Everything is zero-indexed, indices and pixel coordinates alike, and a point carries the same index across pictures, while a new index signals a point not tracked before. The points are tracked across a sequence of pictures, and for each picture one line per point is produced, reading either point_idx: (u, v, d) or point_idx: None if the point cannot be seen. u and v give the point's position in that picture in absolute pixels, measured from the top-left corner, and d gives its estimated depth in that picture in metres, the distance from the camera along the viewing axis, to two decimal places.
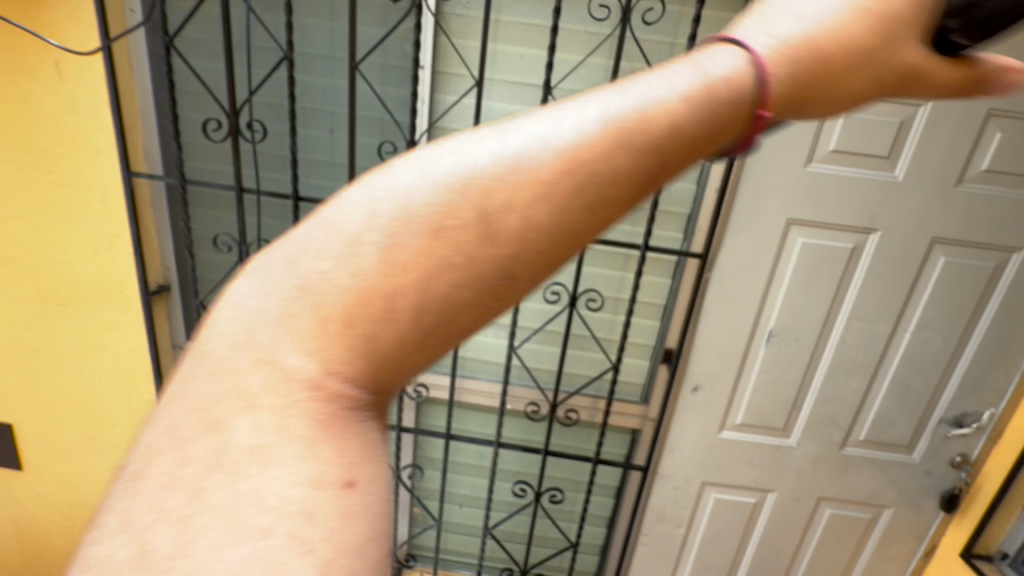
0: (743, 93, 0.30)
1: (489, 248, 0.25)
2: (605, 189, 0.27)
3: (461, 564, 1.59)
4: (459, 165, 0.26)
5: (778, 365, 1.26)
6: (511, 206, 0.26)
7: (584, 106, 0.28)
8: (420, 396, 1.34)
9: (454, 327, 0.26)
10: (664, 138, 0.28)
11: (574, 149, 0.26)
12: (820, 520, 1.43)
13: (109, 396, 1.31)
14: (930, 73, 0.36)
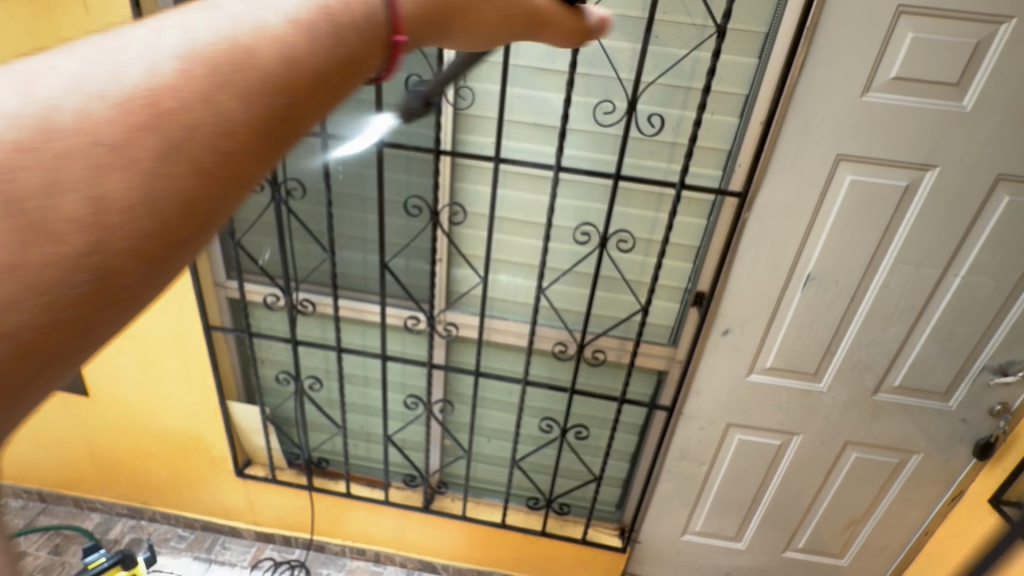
0: (358, 20, 0.38)
1: (47, 247, 0.27)
2: (217, 142, 0.31)
3: (489, 491, 1.68)
4: (17, 119, 0.27)
5: (814, 309, 1.23)
6: (61, 185, 0.27)
7: (158, 41, 0.32)
8: (451, 335, 1.37)
9: (50, 340, 0.28)
10: (276, 68, 0.33)
11: (150, 93, 0.30)
12: (845, 463, 1.43)
13: (166, 328, 1.41)
14: (553, 18, 0.51)
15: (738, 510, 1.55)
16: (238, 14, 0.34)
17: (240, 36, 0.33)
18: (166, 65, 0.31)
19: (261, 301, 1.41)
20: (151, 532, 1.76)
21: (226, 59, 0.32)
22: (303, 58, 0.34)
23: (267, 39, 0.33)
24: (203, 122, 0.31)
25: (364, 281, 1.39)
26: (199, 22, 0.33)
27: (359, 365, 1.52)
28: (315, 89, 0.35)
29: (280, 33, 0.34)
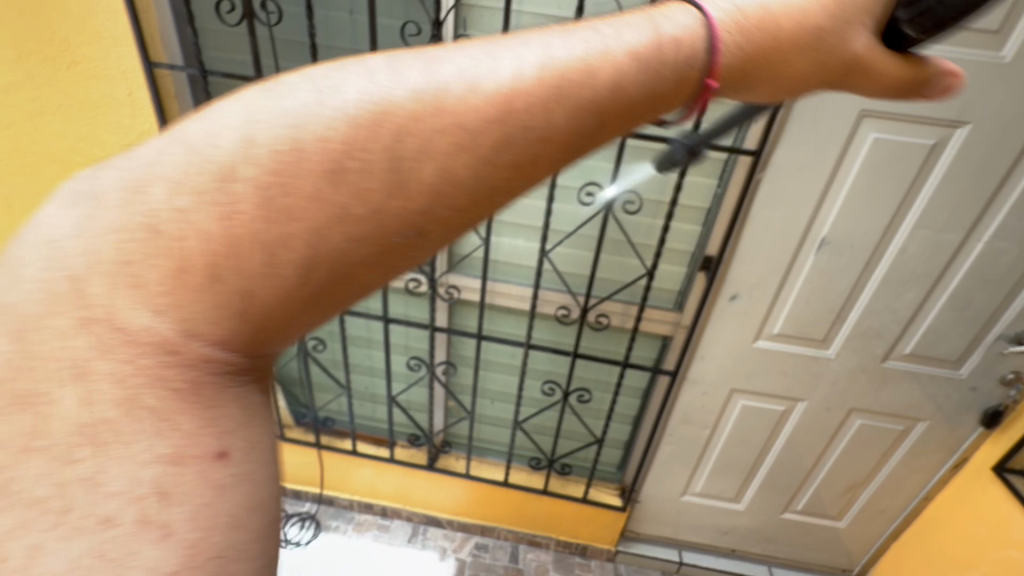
0: (687, 58, 0.37)
1: (397, 200, 0.29)
2: (535, 147, 0.32)
3: (493, 451, 1.71)
4: (414, 92, 0.30)
5: (827, 275, 1.19)
6: (426, 152, 0.30)
7: (527, 51, 0.33)
8: (452, 298, 1.35)
9: (344, 289, 0.30)
10: (603, 94, 0.34)
11: (506, 94, 0.31)
12: (849, 430, 1.43)
13: None
14: (874, 69, 0.46)
15: (738, 473, 1.57)
16: (596, 40, 0.35)
17: (593, 55, 0.34)
18: (526, 72, 0.32)
19: None
20: None
21: (565, 74, 0.33)
22: (629, 85, 0.34)
23: (609, 61, 0.34)
24: (534, 128, 0.32)
25: None
26: (559, 39, 0.34)
27: (361, 326, 1.51)
28: (626, 118, 0.35)
29: (622, 56, 0.34)
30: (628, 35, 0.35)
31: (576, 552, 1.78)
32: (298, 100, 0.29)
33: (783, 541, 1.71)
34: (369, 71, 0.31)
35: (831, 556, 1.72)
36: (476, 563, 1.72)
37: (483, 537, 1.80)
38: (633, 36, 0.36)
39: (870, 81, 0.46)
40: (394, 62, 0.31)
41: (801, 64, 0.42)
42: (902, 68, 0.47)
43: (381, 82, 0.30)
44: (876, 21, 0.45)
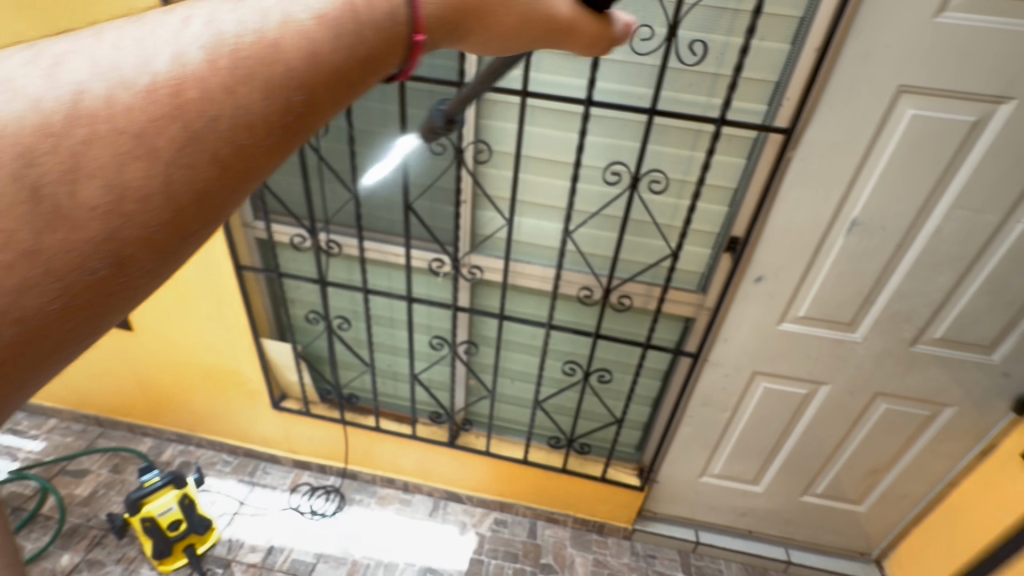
0: (377, 24, 0.43)
1: (63, 234, 0.32)
2: (234, 132, 0.37)
3: (512, 430, 1.74)
4: (56, 102, 0.33)
5: (856, 257, 1.17)
6: (89, 171, 0.33)
7: (185, 34, 0.37)
8: (475, 278, 1.36)
9: (46, 332, 0.33)
10: (296, 67, 0.39)
11: (176, 84, 0.35)
12: (872, 414, 1.42)
13: (198, 265, 1.45)
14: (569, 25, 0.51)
15: (758, 456, 1.57)
16: (263, 11, 0.40)
17: (268, 28, 0.39)
18: (194, 55, 0.36)
19: (288, 242, 1.42)
20: (199, 456, 1.90)
21: (247, 54, 0.38)
22: (324, 54, 0.40)
23: (295, 33, 0.39)
24: (225, 114, 0.37)
25: (389, 224, 1.38)
26: (225, 18, 0.39)
27: (386, 306, 1.54)
28: (332, 81, 0.41)
29: (309, 28, 0.40)
30: (308, 4, 0.41)
31: (593, 529, 1.81)
32: None
33: (803, 524, 1.72)
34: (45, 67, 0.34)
35: (851, 539, 1.72)
36: (495, 537, 1.77)
37: (502, 513, 1.84)
38: (316, 3, 0.41)
39: (571, 36, 0.52)
40: (36, 61, 0.34)
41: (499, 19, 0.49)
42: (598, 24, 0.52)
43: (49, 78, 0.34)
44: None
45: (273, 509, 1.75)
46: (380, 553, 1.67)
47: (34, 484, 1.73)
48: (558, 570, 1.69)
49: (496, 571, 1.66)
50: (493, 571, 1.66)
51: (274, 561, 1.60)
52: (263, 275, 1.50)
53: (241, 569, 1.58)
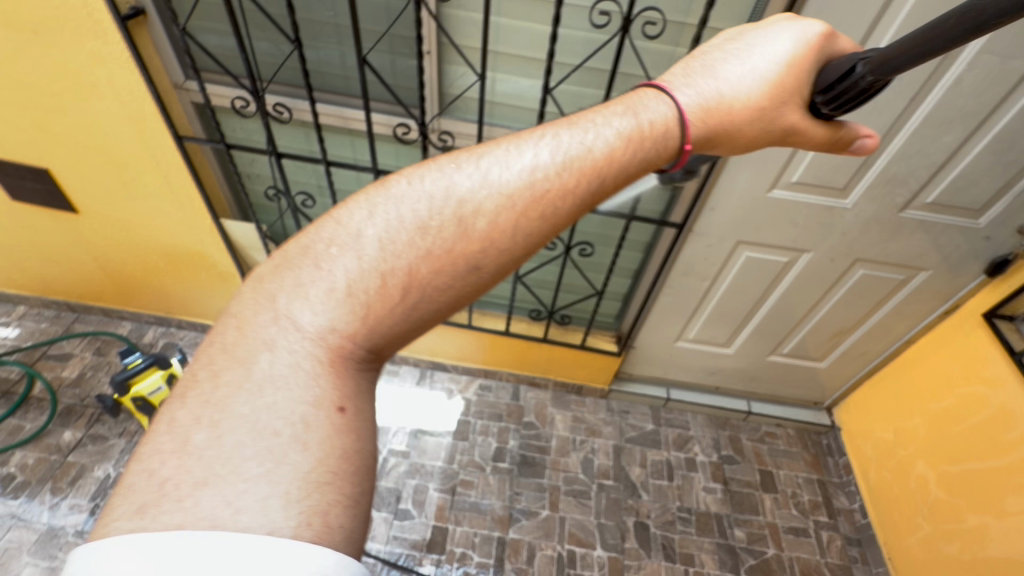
0: (662, 138, 0.54)
1: (467, 241, 0.47)
2: (553, 209, 0.49)
3: (493, 304, 1.74)
4: (472, 180, 0.49)
5: (862, 114, 1.07)
6: (480, 213, 0.48)
7: (546, 146, 0.51)
8: (445, 146, 1.23)
9: (434, 311, 0.47)
10: (605, 171, 0.51)
11: (533, 179, 0.49)
12: (850, 279, 1.43)
13: (137, 138, 1.29)
14: (806, 136, 0.61)
15: (731, 321, 1.62)
16: (594, 134, 0.52)
17: (593, 146, 0.51)
18: (544, 160, 0.50)
19: (229, 106, 1.26)
20: (181, 337, 1.90)
21: (578, 162, 0.50)
22: (618, 158, 0.51)
23: (606, 148, 0.51)
24: (554, 194, 0.49)
25: (345, 84, 1.21)
26: (570, 139, 0.51)
27: (351, 180, 1.42)
28: (626, 177, 0.53)
29: (618, 144, 0.52)
30: (617, 125, 0.53)
31: (572, 390, 1.93)
32: (418, 189, 0.49)
33: (765, 379, 1.84)
34: (459, 177, 0.49)
35: (807, 391, 1.87)
36: (481, 400, 1.88)
37: (487, 379, 1.94)
38: (620, 124, 0.53)
39: (804, 141, 0.62)
40: (462, 163, 0.50)
41: (749, 134, 0.59)
42: (827, 133, 0.62)
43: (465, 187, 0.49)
44: (804, 98, 0.59)
45: None
46: None
47: (17, 369, 1.73)
48: (539, 427, 1.83)
49: (482, 430, 1.80)
50: (479, 429, 1.80)
51: None
52: (209, 147, 1.34)
53: None
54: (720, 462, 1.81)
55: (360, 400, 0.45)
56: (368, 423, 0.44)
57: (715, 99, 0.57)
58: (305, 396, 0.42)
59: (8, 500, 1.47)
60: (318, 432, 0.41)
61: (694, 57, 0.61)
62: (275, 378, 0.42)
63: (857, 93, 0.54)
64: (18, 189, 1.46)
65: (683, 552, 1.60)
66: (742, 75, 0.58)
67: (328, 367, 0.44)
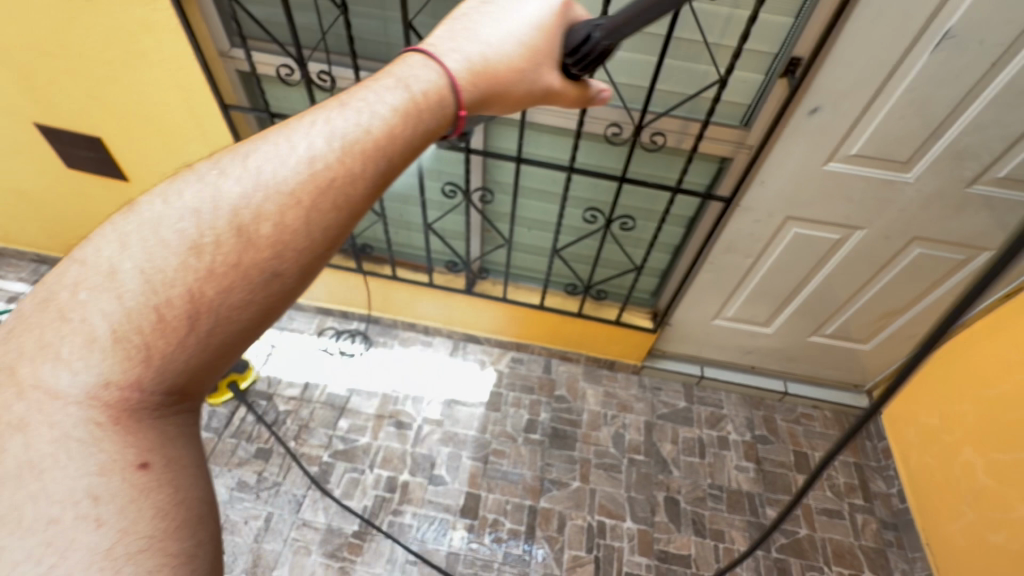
0: (440, 104, 0.53)
1: (251, 252, 0.43)
2: (345, 193, 0.46)
3: (528, 278, 1.74)
4: (238, 183, 0.44)
5: (934, 81, 1.00)
6: (261, 218, 0.43)
7: (316, 131, 0.47)
8: None
9: (234, 331, 0.43)
10: (394, 144, 0.49)
11: (312, 165, 0.45)
12: (904, 259, 1.37)
13: (184, 107, 1.31)
14: (562, 93, 0.66)
15: (773, 299, 1.58)
16: (362, 110, 0.49)
17: (369, 124, 0.48)
18: (319, 146, 0.46)
19: (274, 74, 1.26)
20: None
21: (356, 140, 0.47)
22: (400, 132, 0.49)
23: (380, 124, 0.48)
24: (341, 178, 0.46)
25: (388, 50, 1.20)
26: (340, 120, 0.48)
27: None
28: (410, 154, 0.51)
29: (395, 120, 0.49)
30: (387, 100, 0.50)
31: (604, 366, 1.93)
32: (168, 212, 0.43)
33: (805, 360, 1.80)
34: (231, 183, 0.44)
35: (848, 374, 1.83)
36: (513, 373, 1.90)
37: (519, 353, 1.95)
38: (392, 98, 0.50)
39: (556, 100, 0.66)
40: (219, 169, 0.45)
41: (516, 95, 0.61)
42: (575, 91, 0.67)
43: (242, 190, 0.44)
44: (557, 60, 0.63)
45: (302, 350, 1.85)
46: (406, 387, 1.81)
47: None
48: (570, 401, 1.85)
49: (514, 402, 1.82)
50: (511, 401, 1.82)
51: (312, 395, 1.76)
52: (252, 116, 1.35)
53: (283, 401, 1.73)
54: (754, 442, 1.79)
55: (166, 450, 0.41)
56: (181, 470, 0.41)
57: (482, 59, 0.57)
58: (84, 468, 0.37)
59: None
60: (113, 500, 0.37)
61: (452, 20, 0.59)
62: (46, 466, 0.36)
63: (597, 55, 0.62)
64: (72, 157, 1.51)
65: (714, 528, 1.60)
66: (504, 37, 0.58)
67: (111, 432, 0.39)
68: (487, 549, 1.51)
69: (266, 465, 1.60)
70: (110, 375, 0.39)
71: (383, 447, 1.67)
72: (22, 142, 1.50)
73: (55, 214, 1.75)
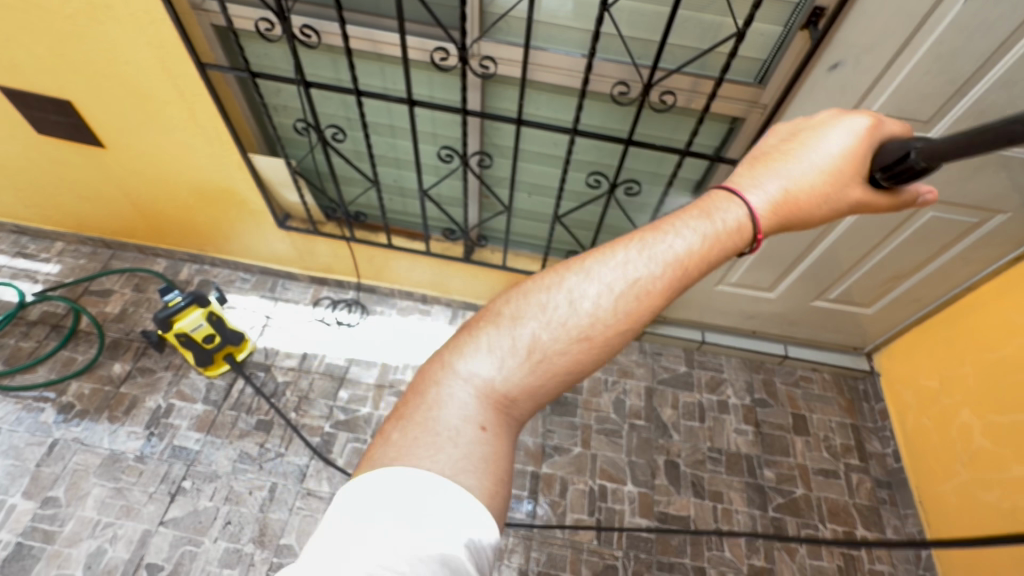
0: (742, 234, 0.57)
1: (585, 324, 0.54)
2: (654, 291, 0.55)
3: (529, 245, 1.69)
4: (578, 290, 0.55)
5: (965, 34, 0.94)
6: (593, 309, 0.54)
7: (642, 249, 0.56)
8: (487, 73, 1.14)
9: (557, 376, 0.55)
10: (693, 266, 0.56)
11: (633, 275, 0.55)
12: (916, 222, 1.33)
13: (158, 67, 1.22)
14: (874, 202, 0.61)
15: (779, 264, 1.55)
16: (675, 239, 0.56)
17: (679, 248, 0.55)
18: (642, 264, 0.55)
19: (253, 30, 1.17)
20: (216, 275, 1.91)
21: (668, 262, 0.55)
22: (699, 257, 0.56)
23: (686, 249, 0.55)
24: (656, 285, 0.55)
25: (376, 2, 1.11)
26: (661, 245, 0.56)
27: (383, 113, 1.34)
28: (701, 275, 0.57)
29: (697, 245, 0.56)
30: (696, 229, 0.56)
31: None
32: (534, 302, 0.56)
33: (806, 324, 1.79)
34: (579, 283, 0.56)
35: (848, 337, 1.82)
36: None
37: None
38: (698, 227, 0.56)
39: (865, 208, 0.61)
40: (571, 281, 0.56)
41: (817, 221, 0.60)
42: (888, 198, 0.61)
43: (584, 291, 0.55)
44: (864, 174, 0.59)
45: (297, 320, 1.82)
46: (406, 357, 1.79)
47: (62, 304, 1.77)
48: None
49: None
50: None
51: (310, 365, 1.74)
52: (233, 77, 1.26)
53: (281, 372, 1.72)
54: (753, 405, 1.81)
55: (501, 426, 0.53)
56: (506, 439, 0.54)
57: (783, 194, 0.58)
58: (472, 418, 0.52)
59: (70, 426, 1.56)
60: (484, 445, 0.52)
61: (757, 155, 0.62)
62: (443, 401, 0.53)
63: (911, 171, 0.55)
64: (40, 122, 1.42)
65: (712, 489, 1.63)
66: (809, 168, 0.59)
67: (482, 402, 0.53)
68: None
69: (267, 437, 1.60)
70: (496, 374, 0.54)
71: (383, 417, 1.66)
72: None
73: (30, 183, 1.67)
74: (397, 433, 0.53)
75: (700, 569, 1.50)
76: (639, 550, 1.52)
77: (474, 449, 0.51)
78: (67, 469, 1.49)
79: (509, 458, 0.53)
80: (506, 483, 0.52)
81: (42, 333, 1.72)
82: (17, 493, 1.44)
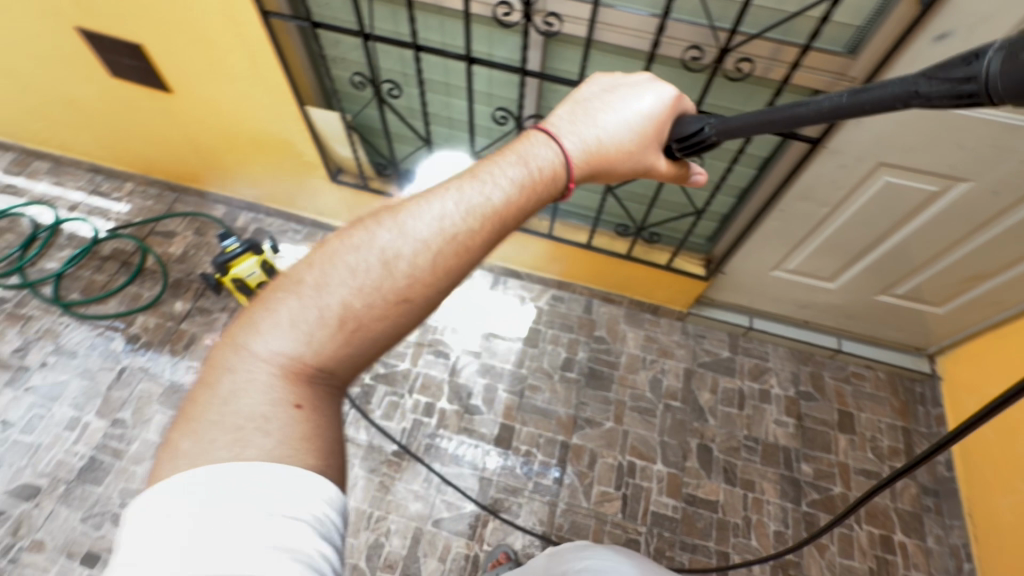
0: (554, 179, 0.64)
1: (393, 283, 0.54)
2: (469, 240, 0.57)
3: (578, 216, 1.66)
4: (384, 247, 0.55)
5: None
6: (404, 262, 0.55)
7: (451, 203, 0.58)
8: (550, 31, 1.08)
9: (371, 343, 0.54)
10: (505, 214, 0.60)
11: (445, 225, 0.57)
12: (1010, 218, 1.21)
13: (223, 14, 1.22)
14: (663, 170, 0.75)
15: (844, 253, 1.45)
16: (486, 190, 0.59)
17: (492, 198, 0.59)
18: (452, 213, 0.57)
19: None
20: (269, 224, 1.97)
21: (478, 212, 0.58)
22: (515, 202, 0.60)
23: (499, 198, 0.59)
24: (468, 234, 0.57)
25: None
26: (470, 197, 0.58)
27: (440, 70, 1.31)
28: (522, 218, 0.61)
29: (514, 193, 0.60)
30: (509, 177, 0.61)
31: (647, 310, 1.87)
32: (335, 269, 0.55)
33: (866, 318, 1.69)
34: (391, 241, 0.56)
35: (911, 336, 1.71)
36: (553, 311, 1.86)
37: (560, 291, 1.91)
38: (513, 174, 0.61)
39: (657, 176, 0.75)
40: (371, 240, 0.56)
41: (621, 174, 0.70)
42: (674, 168, 0.76)
43: (392, 250, 0.55)
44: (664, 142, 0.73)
45: None
46: (446, 318, 1.81)
47: (131, 242, 1.88)
48: (610, 342, 1.82)
49: (552, 339, 1.81)
50: (549, 338, 1.81)
51: None
52: (294, 27, 1.26)
53: None
54: (797, 397, 1.74)
55: (316, 400, 0.52)
56: (326, 411, 0.52)
57: (594, 142, 0.66)
58: (268, 397, 0.50)
59: (136, 355, 1.68)
60: (292, 421, 0.50)
61: (576, 101, 0.70)
62: (238, 389, 0.50)
63: (700, 145, 0.70)
64: (114, 65, 1.47)
65: (744, 478, 1.60)
66: (614, 121, 0.68)
67: (286, 378, 0.51)
68: (518, 476, 1.57)
69: None
70: (299, 345, 0.51)
71: (422, 373, 1.71)
72: (67, 47, 1.47)
73: (104, 123, 1.75)
74: (188, 441, 0.48)
75: (724, 554, 1.50)
76: (663, 528, 1.52)
77: (286, 427, 0.50)
78: (134, 394, 1.62)
79: (330, 431, 0.53)
80: (334, 452, 0.52)
81: (113, 267, 1.83)
82: (90, 411, 1.58)
